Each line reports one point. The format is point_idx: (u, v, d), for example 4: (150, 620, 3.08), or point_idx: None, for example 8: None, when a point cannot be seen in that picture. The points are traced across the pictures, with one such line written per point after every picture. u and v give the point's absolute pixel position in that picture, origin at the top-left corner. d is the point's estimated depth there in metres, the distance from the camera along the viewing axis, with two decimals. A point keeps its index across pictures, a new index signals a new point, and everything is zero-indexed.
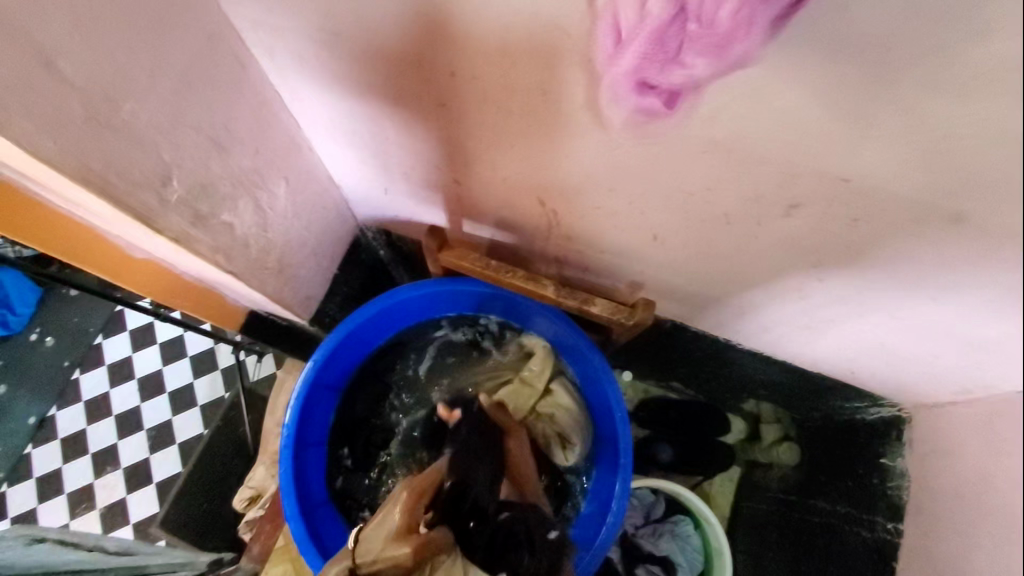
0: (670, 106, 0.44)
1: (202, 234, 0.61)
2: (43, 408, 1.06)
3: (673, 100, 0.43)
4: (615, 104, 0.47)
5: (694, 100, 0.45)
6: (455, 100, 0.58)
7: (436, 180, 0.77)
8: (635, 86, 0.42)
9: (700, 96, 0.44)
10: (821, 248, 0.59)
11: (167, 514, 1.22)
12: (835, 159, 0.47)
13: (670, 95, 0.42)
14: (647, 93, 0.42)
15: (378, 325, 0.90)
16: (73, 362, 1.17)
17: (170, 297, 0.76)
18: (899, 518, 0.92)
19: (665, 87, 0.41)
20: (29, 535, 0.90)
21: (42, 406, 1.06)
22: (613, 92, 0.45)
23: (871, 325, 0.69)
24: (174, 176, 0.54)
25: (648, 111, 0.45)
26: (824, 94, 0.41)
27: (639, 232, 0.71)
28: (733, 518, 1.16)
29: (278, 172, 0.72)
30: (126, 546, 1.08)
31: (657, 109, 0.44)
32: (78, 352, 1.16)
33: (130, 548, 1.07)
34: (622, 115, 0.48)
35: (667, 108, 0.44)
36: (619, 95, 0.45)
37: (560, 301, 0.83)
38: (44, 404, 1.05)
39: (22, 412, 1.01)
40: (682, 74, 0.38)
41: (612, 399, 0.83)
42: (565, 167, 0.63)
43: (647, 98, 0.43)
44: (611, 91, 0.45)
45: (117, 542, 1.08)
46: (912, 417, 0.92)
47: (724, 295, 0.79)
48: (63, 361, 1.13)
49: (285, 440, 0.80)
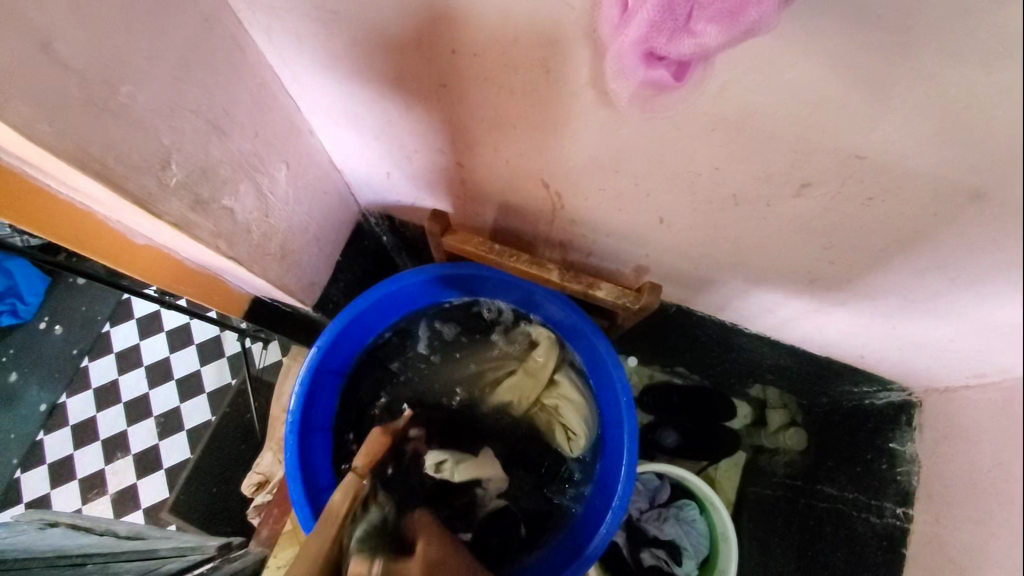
0: (679, 77, 0.40)
1: (203, 220, 0.60)
2: (54, 396, 1.41)
3: (683, 72, 0.39)
4: (620, 78, 0.42)
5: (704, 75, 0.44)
6: (457, 80, 0.57)
7: (439, 164, 0.76)
8: (642, 57, 0.38)
9: (715, 68, 0.43)
10: (834, 229, 0.58)
11: (178, 498, 1.32)
12: (851, 135, 0.46)
13: (680, 66, 0.38)
14: (656, 65, 0.38)
15: (382, 311, 0.89)
16: (83, 350, 1.45)
17: (175, 283, 0.76)
18: (908, 504, 0.89)
19: (673, 57, 0.37)
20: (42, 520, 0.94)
21: (52, 394, 1.40)
22: (619, 62, 0.40)
23: (881, 307, 0.68)
24: (173, 159, 0.53)
25: (658, 84, 0.41)
26: (844, 69, 0.40)
27: (645, 216, 0.70)
28: (739, 503, 1.24)
29: (279, 155, 0.71)
30: (138, 531, 1.11)
31: (666, 81, 0.40)
32: (90, 338, 1.46)
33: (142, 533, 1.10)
34: (628, 91, 0.43)
35: (677, 80, 0.40)
36: (625, 65, 0.40)
37: (564, 286, 0.82)
38: (51, 392, 1.40)
39: (34, 398, 1.38)
40: (691, 44, 0.35)
41: (618, 384, 0.82)
42: (572, 149, 0.61)
43: (655, 69, 0.39)
44: (617, 62, 0.41)
45: (129, 528, 1.11)
46: (922, 401, 0.90)
47: (732, 278, 0.77)
48: (72, 348, 1.44)
49: (290, 425, 0.80)
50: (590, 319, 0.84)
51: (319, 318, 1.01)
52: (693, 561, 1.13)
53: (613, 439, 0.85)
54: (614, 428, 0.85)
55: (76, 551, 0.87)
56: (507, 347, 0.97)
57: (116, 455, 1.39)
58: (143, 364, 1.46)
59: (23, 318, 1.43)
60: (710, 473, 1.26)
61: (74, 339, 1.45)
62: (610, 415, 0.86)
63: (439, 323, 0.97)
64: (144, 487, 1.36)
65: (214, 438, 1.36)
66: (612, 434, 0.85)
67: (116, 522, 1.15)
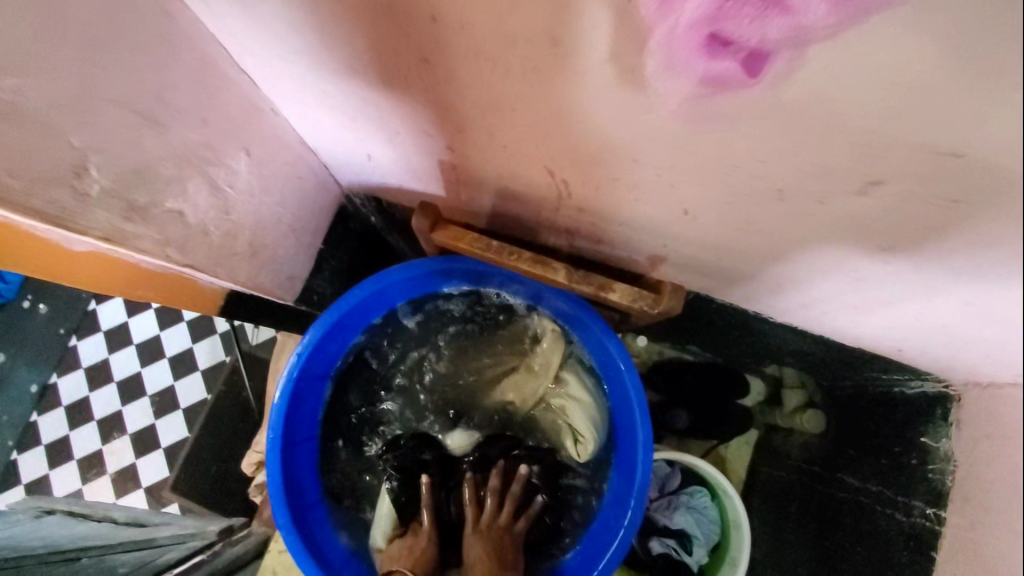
0: (750, 70, 0.35)
1: (142, 229, 0.51)
2: (44, 377, 1.21)
3: (756, 64, 0.35)
4: (671, 76, 0.38)
5: (793, 61, 0.34)
6: (440, 54, 0.46)
7: (425, 146, 0.66)
8: (705, 47, 0.34)
9: (803, 56, 0.34)
10: (899, 229, 0.48)
11: (178, 478, 1.30)
12: (941, 127, 0.35)
13: (751, 55, 0.34)
14: (721, 54, 0.34)
15: (368, 310, 0.82)
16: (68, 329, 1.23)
17: (131, 288, 0.65)
18: (941, 504, 0.83)
19: (748, 43, 0.33)
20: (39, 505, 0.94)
21: (43, 375, 1.21)
22: (670, 55, 0.36)
23: (934, 308, 0.59)
24: (92, 164, 0.43)
25: (721, 77, 0.36)
26: (952, 51, 0.30)
27: (666, 207, 0.60)
28: (749, 483, 1.17)
29: (236, 142, 0.60)
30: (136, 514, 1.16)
31: (731, 74, 0.36)
32: (75, 316, 1.24)
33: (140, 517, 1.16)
34: (679, 92, 0.40)
35: (747, 73, 0.36)
36: (682, 56, 0.36)
37: (573, 287, 0.74)
38: (44, 373, 1.21)
39: (24, 379, 1.14)
40: (784, 23, 0.31)
41: (630, 389, 0.76)
42: (579, 132, 0.51)
43: (721, 61, 0.35)
44: (665, 56, 0.36)
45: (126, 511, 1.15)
46: (960, 395, 0.82)
47: (764, 271, 0.68)
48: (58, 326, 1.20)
49: (270, 438, 0.74)
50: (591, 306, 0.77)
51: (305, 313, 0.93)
52: (703, 549, 1.09)
53: (625, 445, 0.78)
54: (626, 433, 0.78)
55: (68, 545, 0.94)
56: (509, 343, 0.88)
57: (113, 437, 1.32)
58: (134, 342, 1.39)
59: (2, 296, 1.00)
60: (719, 452, 1.20)
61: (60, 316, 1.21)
62: (621, 417, 0.79)
63: (433, 315, 0.88)
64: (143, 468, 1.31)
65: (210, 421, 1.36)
66: (624, 439, 0.79)
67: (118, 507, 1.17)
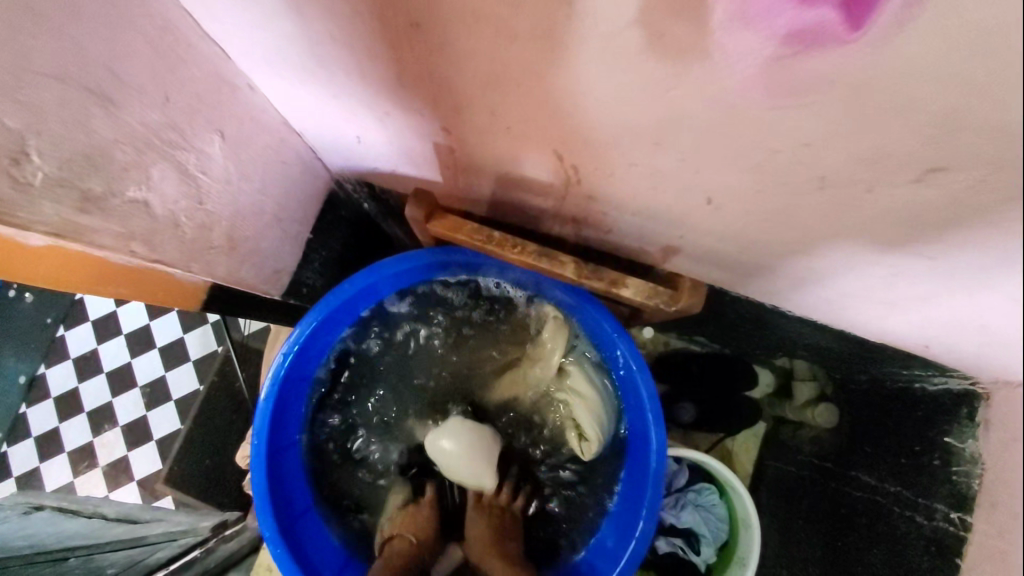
0: (853, 20, 0.30)
1: (101, 221, 0.45)
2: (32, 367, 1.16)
3: (860, 11, 0.29)
4: (745, 29, 0.32)
5: (907, 8, 0.29)
6: (435, 18, 0.41)
7: (419, 127, 0.60)
8: None
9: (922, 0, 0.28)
10: (952, 224, 0.43)
11: (171, 471, 1.28)
12: None
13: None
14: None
15: (360, 305, 0.77)
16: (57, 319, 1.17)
17: (103, 285, 0.60)
18: (966, 509, 0.79)
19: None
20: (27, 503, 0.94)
21: (30, 366, 1.16)
22: (749, 4, 0.31)
23: (976, 308, 0.53)
24: (34, 147, 0.38)
25: (814, 29, 0.31)
26: None
27: (688, 196, 0.54)
28: (757, 477, 1.13)
29: (208, 122, 0.54)
30: (126, 512, 1.13)
31: (828, 26, 0.30)
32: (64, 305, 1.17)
33: (130, 514, 1.13)
34: (751, 50, 0.34)
35: (848, 26, 0.30)
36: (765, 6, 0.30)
37: (581, 283, 0.68)
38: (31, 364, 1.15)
39: (13, 372, 1.11)
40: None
41: (643, 391, 0.71)
42: (592, 110, 0.45)
43: (817, 8, 0.30)
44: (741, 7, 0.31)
45: (117, 508, 1.13)
46: (989, 395, 0.76)
47: (787, 264, 0.63)
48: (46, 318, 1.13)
49: (255, 443, 0.70)
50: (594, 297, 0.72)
51: (292, 305, 0.87)
52: (711, 548, 1.06)
53: (636, 449, 0.74)
54: (638, 435, 0.73)
55: (56, 544, 0.91)
56: (511, 335, 0.83)
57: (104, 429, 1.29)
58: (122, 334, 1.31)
59: None
60: (726, 444, 1.15)
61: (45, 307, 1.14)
62: (632, 419, 0.74)
63: (430, 308, 0.82)
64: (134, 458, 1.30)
65: (202, 413, 1.32)
66: (635, 441, 0.74)
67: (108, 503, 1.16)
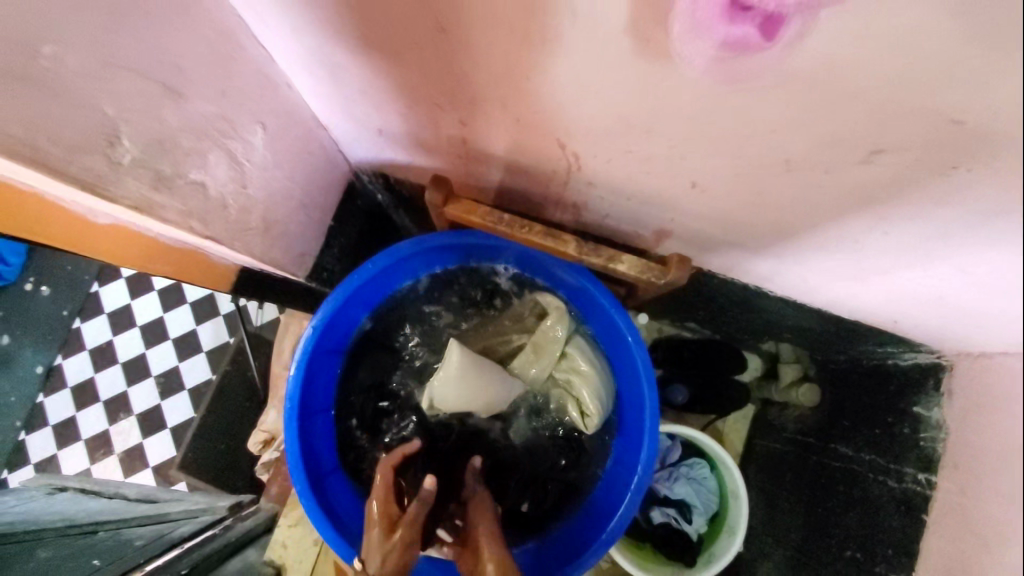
0: (767, 34, 0.37)
1: (168, 199, 0.52)
2: (50, 357, 1.45)
3: (772, 28, 0.37)
4: (693, 36, 0.40)
5: (806, 23, 0.36)
6: (458, 22, 0.48)
7: (437, 121, 0.67)
8: (724, 9, 0.36)
9: (814, 19, 0.36)
10: (900, 197, 0.50)
11: (188, 456, 1.34)
12: (945, 94, 0.38)
13: (767, 20, 0.36)
14: (740, 19, 0.36)
15: (379, 284, 0.84)
16: (74, 311, 1.48)
17: (151, 262, 0.68)
18: (931, 470, 0.86)
19: (766, 8, 0.35)
20: (51, 488, 1.04)
21: (48, 356, 1.45)
22: (696, 21, 0.38)
23: (931, 280, 0.60)
24: (123, 133, 0.45)
25: (739, 41, 0.38)
26: (956, 22, 0.33)
27: (674, 180, 0.62)
28: (746, 455, 1.22)
29: (253, 116, 0.61)
30: (147, 492, 1.23)
31: (750, 39, 0.38)
32: (79, 299, 1.48)
33: (151, 495, 1.21)
34: (700, 54, 0.41)
35: (764, 37, 0.38)
36: (705, 17, 0.37)
37: (581, 258, 0.76)
38: (47, 354, 1.44)
39: (31, 359, 1.43)
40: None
41: (639, 361, 0.78)
42: (590, 103, 0.53)
43: (740, 25, 0.37)
44: (691, 18, 0.38)
45: (138, 490, 1.22)
46: (953, 365, 0.83)
47: (768, 244, 0.69)
48: (63, 310, 1.47)
49: (287, 406, 0.76)
50: (599, 281, 0.79)
51: (313, 290, 0.94)
52: (702, 518, 1.13)
53: (632, 417, 0.81)
54: (632, 403, 0.81)
55: (85, 520, 0.97)
56: (517, 318, 0.90)
57: (120, 416, 1.43)
58: (138, 325, 1.49)
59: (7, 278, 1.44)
60: (717, 426, 1.23)
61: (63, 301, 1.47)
62: (629, 388, 0.82)
63: (445, 292, 0.89)
64: (151, 444, 1.41)
65: (218, 399, 1.38)
66: (631, 409, 0.82)
67: (128, 486, 1.24)
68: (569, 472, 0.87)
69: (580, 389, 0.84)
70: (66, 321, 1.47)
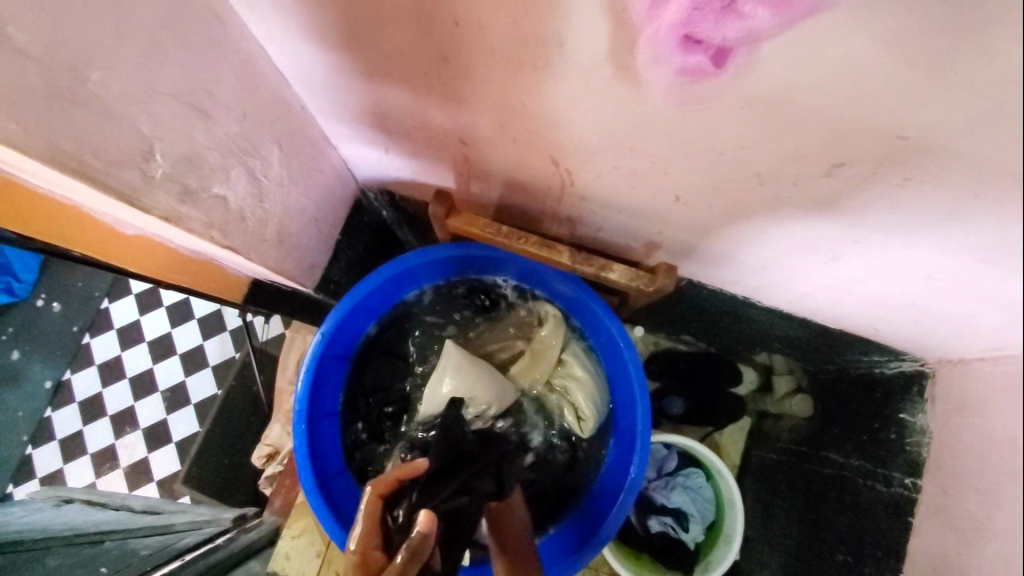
0: (718, 62, 0.42)
1: (194, 211, 0.57)
2: (59, 373, 1.48)
3: (722, 57, 0.41)
4: (655, 66, 0.45)
5: (750, 54, 0.41)
6: (458, 51, 0.53)
7: (439, 140, 0.72)
8: (679, 42, 0.41)
9: (757, 51, 0.41)
10: (863, 208, 0.54)
11: (190, 471, 1.36)
12: (889, 113, 0.43)
13: (718, 51, 0.41)
14: (693, 50, 0.41)
15: (385, 294, 0.88)
16: (83, 328, 1.51)
17: (170, 271, 0.73)
18: (917, 473, 0.89)
19: (714, 42, 0.39)
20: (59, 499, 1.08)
21: (57, 371, 1.47)
22: (658, 52, 0.43)
23: (903, 285, 0.64)
24: (156, 150, 0.50)
25: (694, 69, 0.43)
26: (889, 51, 0.37)
27: (660, 194, 0.67)
28: (742, 466, 1.24)
29: (270, 136, 0.67)
30: (152, 503, 1.26)
31: (703, 67, 0.43)
32: (89, 316, 1.51)
33: (156, 506, 1.24)
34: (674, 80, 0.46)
35: (715, 66, 0.42)
36: (664, 52, 0.42)
37: (575, 268, 0.80)
38: (57, 369, 1.47)
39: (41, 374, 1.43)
40: (739, 26, 0.37)
41: (631, 367, 0.82)
42: (579, 123, 0.58)
43: (694, 55, 0.42)
44: (653, 50, 0.43)
45: (143, 500, 1.26)
46: (935, 371, 0.86)
47: (751, 254, 0.74)
48: (72, 327, 1.49)
49: (296, 409, 0.80)
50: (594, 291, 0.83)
51: (320, 301, 0.99)
52: (699, 527, 1.14)
53: (625, 420, 0.85)
54: (626, 406, 0.85)
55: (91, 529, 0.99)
56: (515, 326, 0.94)
57: (127, 429, 1.47)
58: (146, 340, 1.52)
59: (20, 295, 1.46)
60: (714, 438, 1.26)
61: (72, 317, 1.50)
62: (622, 392, 0.85)
63: (447, 301, 0.93)
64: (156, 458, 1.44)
65: (221, 412, 1.40)
66: (624, 412, 0.85)
67: (134, 497, 1.27)
68: (566, 475, 0.89)
69: (575, 394, 0.88)
70: (77, 338, 1.50)
